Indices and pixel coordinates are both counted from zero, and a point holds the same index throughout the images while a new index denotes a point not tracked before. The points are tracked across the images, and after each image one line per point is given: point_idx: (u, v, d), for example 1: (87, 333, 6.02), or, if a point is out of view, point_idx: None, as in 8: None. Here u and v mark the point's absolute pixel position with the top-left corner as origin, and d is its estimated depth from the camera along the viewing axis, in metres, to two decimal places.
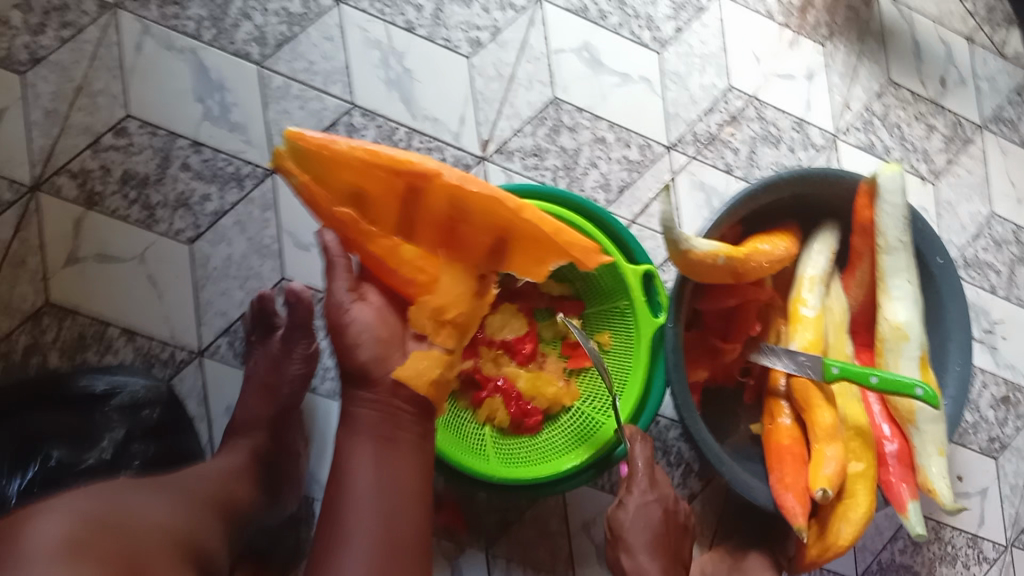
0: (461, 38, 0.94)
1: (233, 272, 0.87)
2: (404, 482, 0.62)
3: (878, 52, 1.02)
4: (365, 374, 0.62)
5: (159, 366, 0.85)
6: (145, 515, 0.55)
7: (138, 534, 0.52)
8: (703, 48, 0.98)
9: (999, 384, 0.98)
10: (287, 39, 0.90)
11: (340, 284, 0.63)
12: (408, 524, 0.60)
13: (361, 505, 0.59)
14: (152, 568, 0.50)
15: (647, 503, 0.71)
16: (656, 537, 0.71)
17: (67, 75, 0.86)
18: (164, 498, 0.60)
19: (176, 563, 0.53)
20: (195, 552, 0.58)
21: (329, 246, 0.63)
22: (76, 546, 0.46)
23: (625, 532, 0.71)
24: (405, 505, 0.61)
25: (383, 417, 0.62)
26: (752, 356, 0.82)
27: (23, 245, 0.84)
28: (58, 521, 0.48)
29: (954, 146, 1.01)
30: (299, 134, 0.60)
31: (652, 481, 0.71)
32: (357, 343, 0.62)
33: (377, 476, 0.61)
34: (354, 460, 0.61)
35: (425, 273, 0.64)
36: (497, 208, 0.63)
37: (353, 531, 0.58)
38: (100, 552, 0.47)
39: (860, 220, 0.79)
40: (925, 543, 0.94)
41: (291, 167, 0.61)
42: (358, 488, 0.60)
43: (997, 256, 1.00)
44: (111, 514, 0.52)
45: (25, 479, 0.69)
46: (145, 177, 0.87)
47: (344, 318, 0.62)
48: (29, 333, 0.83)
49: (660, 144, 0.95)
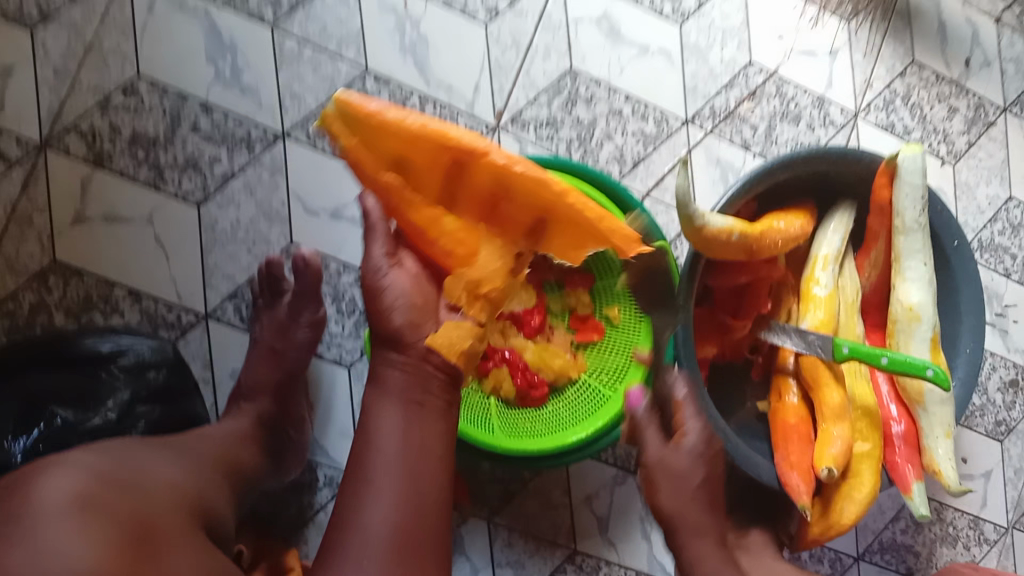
0: (478, 6, 0.92)
1: (241, 236, 0.86)
2: (431, 446, 0.58)
3: (904, 32, 0.99)
4: (398, 338, 0.59)
5: (164, 328, 0.84)
6: (151, 475, 0.55)
7: (145, 494, 0.51)
8: (724, 22, 0.96)
9: (1008, 367, 0.97)
10: (302, 2, 0.89)
11: (378, 251, 0.62)
12: (435, 490, 0.56)
13: (386, 465, 0.55)
14: (162, 526, 0.49)
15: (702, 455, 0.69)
16: (709, 487, 0.70)
17: (77, 32, 0.85)
18: (171, 459, 0.61)
19: (183, 521, 0.53)
20: (204, 511, 0.58)
21: (369, 211, 0.62)
22: (88, 503, 0.46)
23: (682, 477, 0.69)
24: (432, 472, 0.57)
25: (416, 377, 0.58)
26: (761, 334, 0.82)
27: (30, 203, 0.84)
28: (67, 477, 0.47)
29: (976, 128, 1.00)
30: (346, 94, 0.59)
31: (705, 434, 0.70)
32: (390, 309, 0.60)
33: (405, 436, 0.57)
34: (381, 419, 0.57)
35: (464, 246, 0.62)
36: (544, 188, 0.60)
37: (377, 492, 0.54)
38: (111, 509, 0.47)
39: (878, 200, 0.78)
40: (927, 524, 0.93)
41: (336, 125, 0.59)
42: (383, 447, 0.56)
43: (1013, 240, 0.99)
44: (120, 472, 0.52)
45: (30, 438, 0.69)
46: (154, 138, 0.86)
47: (379, 283, 0.61)
48: (36, 291, 0.83)
49: (676, 118, 0.94)
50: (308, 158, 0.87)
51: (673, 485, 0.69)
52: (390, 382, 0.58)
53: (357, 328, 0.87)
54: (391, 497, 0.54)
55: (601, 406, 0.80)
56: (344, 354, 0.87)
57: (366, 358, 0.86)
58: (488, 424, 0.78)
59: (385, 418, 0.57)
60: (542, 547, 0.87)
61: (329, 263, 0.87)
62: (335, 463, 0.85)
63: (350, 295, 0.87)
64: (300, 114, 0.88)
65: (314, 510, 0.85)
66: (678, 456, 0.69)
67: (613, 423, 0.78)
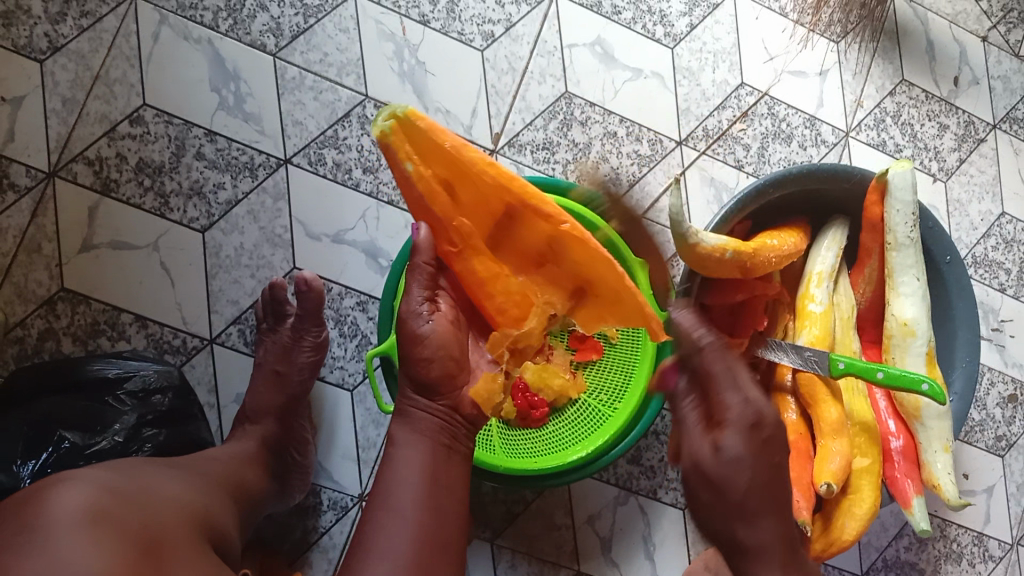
0: (475, 32, 0.94)
1: (245, 260, 0.88)
2: (453, 481, 0.61)
3: (892, 51, 1.01)
4: (432, 386, 0.62)
5: (170, 354, 0.86)
6: (161, 491, 0.56)
7: (154, 507, 0.53)
8: (715, 44, 0.98)
9: (1006, 382, 0.98)
10: (302, 31, 0.91)
11: (418, 292, 0.62)
12: (452, 521, 0.59)
13: (409, 494, 0.58)
14: (170, 537, 0.51)
15: (754, 453, 0.49)
16: (770, 494, 0.49)
17: (85, 63, 0.87)
18: (178, 476, 0.62)
19: (192, 534, 0.54)
20: (211, 526, 0.59)
21: (420, 244, 0.62)
22: (98, 515, 0.47)
23: (722, 487, 0.49)
24: (451, 503, 0.59)
25: (442, 421, 0.63)
26: (758, 351, 0.81)
27: (38, 231, 0.85)
28: (78, 489, 0.49)
29: (967, 145, 1.01)
30: (424, 119, 0.59)
31: (751, 416, 0.49)
32: (426, 361, 0.61)
33: (428, 469, 0.60)
34: (406, 453, 0.60)
35: (514, 306, 0.69)
36: (593, 256, 0.64)
37: (396, 515, 0.56)
38: (121, 521, 0.48)
39: (869, 217, 0.80)
40: (930, 540, 0.94)
41: (403, 147, 0.59)
42: (406, 477, 0.59)
43: (1007, 255, 1.00)
44: (129, 486, 0.54)
45: (40, 461, 0.71)
46: (160, 166, 0.88)
47: (417, 331, 0.61)
48: (44, 317, 0.85)
49: (671, 139, 0.95)
50: (309, 184, 0.89)
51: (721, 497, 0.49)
52: (412, 422, 0.62)
53: (359, 351, 0.88)
54: (412, 525, 0.56)
55: (603, 425, 0.81)
56: (346, 377, 0.88)
57: (368, 380, 0.88)
58: (491, 446, 0.81)
59: (411, 452, 0.60)
60: (546, 569, 0.88)
61: (330, 287, 0.88)
62: (339, 486, 0.86)
63: (352, 318, 0.88)
64: (302, 141, 0.90)
65: (317, 534, 0.86)
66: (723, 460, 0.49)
67: (612, 442, 0.79)
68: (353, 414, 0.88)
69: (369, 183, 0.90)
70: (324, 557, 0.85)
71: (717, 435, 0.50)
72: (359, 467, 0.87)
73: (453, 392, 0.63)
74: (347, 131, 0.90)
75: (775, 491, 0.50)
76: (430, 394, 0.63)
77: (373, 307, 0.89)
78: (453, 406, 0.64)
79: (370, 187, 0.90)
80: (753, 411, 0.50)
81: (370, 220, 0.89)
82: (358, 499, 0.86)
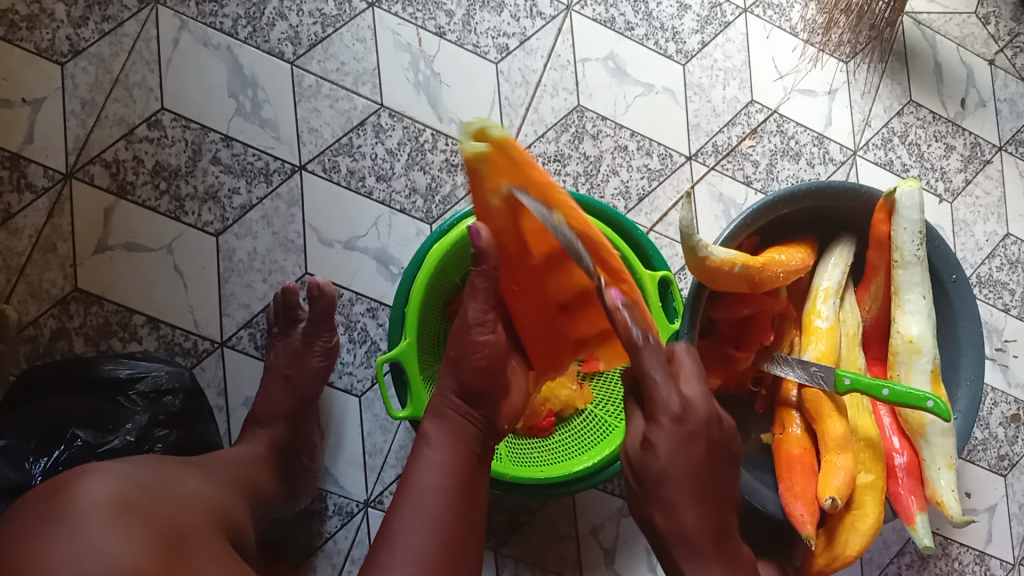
0: (490, 44, 0.95)
1: (257, 265, 0.89)
2: (475, 486, 0.61)
3: (900, 72, 1.02)
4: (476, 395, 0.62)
5: (181, 356, 0.87)
6: (182, 488, 0.59)
7: (175, 504, 0.56)
8: (726, 62, 0.99)
9: (1010, 403, 0.98)
10: (320, 40, 0.92)
11: (478, 304, 0.61)
12: (474, 526, 0.59)
13: (434, 496, 0.57)
14: (190, 532, 0.54)
15: (678, 444, 0.54)
16: (695, 484, 0.55)
17: (105, 67, 0.89)
18: (196, 474, 0.65)
19: (210, 531, 0.57)
20: (228, 523, 0.62)
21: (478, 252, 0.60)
22: (123, 504, 0.51)
23: (658, 479, 0.55)
24: (474, 509, 0.59)
25: (477, 430, 0.63)
26: (765, 366, 0.83)
27: (54, 231, 0.86)
28: (106, 483, 0.52)
29: (973, 166, 1.02)
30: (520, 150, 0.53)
31: (681, 409, 0.54)
32: (480, 370, 0.62)
33: (455, 472, 0.60)
34: (435, 455, 0.61)
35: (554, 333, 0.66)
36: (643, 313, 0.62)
37: (418, 516, 0.56)
38: (144, 511, 0.52)
39: (877, 234, 0.80)
40: (932, 558, 0.94)
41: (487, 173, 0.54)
42: (433, 477, 0.59)
43: (1011, 276, 1.01)
44: (153, 481, 0.57)
45: (51, 459, 0.73)
46: (176, 169, 0.89)
47: (473, 339, 0.61)
48: (57, 317, 0.85)
49: (680, 154, 0.96)
50: (324, 191, 0.90)
51: (650, 485, 0.55)
52: (446, 424, 0.62)
53: (368, 357, 0.89)
54: (435, 523, 0.56)
55: (609, 435, 0.81)
56: (355, 383, 0.89)
57: (377, 386, 0.88)
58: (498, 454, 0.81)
59: (439, 455, 0.60)
60: None
61: (341, 293, 0.89)
62: (345, 492, 0.87)
63: (362, 324, 0.89)
64: (317, 148, 0.91)
65: (322, 539, 0.86)
66: (657, 454, 0.54)
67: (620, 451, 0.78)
68: (361, 419, 0.88)
69: (382, 191, 0.91)
70: (329, 562, 0.86)
71: (651, 429, 0.55)
72: (365, 473, 0.87)
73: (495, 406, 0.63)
74: (362, 140, 0.91)
75: (701, 481, 0.55)
76: (476, 404, 0.63)
77: (383, 314, 0.90)
78: (489, 418, 0.64)
79: (383, 196, 0.91)
80: (682, 407, 0.54)
81: (382, 227, 0.90)
82: (364, 505, 0.87)
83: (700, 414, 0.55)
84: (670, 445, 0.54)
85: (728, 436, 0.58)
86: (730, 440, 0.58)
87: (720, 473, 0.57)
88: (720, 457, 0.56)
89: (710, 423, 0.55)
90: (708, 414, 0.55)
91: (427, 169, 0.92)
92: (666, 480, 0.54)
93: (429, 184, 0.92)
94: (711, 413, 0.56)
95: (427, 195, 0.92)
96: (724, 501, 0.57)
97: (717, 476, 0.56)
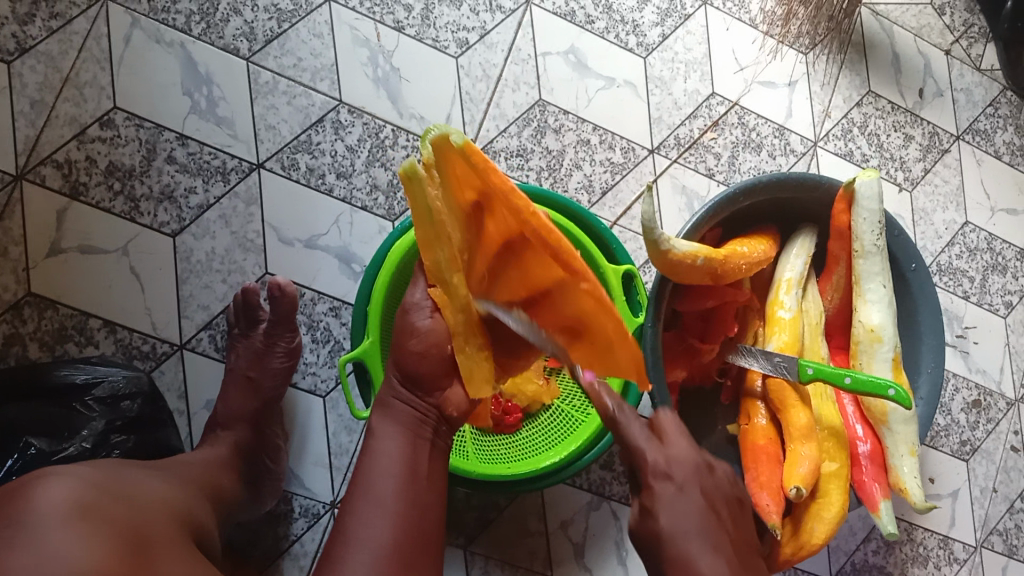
0: (449, 39, 0.94)
1: (216, 266, 0.87)
2: (433, 474, 0.63)
3: (859, 63, 1.03)
4: (419, 383, 0.63)
5: (140, 359, 0.85)
6: (142, 488, 0.59)
7: (135, 503, 0.55)
8: (686, 54, 0.99)
9: (970, 388, 1.00)
10: (276, 36, 0.91)
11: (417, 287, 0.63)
12: (433, 513, 0.61)
13: (390, 486, 0.60)
14: (153, 532, 0.54)
15: (682, 499, 0.53)
16: (707, 537, 0.51)
17: (54, 65, 0.86)
18: (159, 476, 0.64)
19: (173, 529, 0.57)
20: (192, 522, 0.61)
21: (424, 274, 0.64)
22: (83, 510, 0.50)
23: (667, 540, 0.51)
24: (431, 496, 0.61)
25: (426, 417, 0.64)
26: (730, 357, 0.82)
27: (5, 235, 0.84)
28: (66, 484, 0.51)
29: (931, 155, 1.03)
30: (475, 150, 0.52)
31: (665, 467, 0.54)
32: (419, 355, 0.62)
33: (407, 461, 0.62)
34: (386, 444, 0.62)
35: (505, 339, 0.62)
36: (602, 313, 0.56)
37: (377, 508, 0.58)
38: (104, 515, 0.51)
39: (837, 225, 0.81)
40: (897, 543, 0.95)
41: (440, 177, 0.55)
42: (386, 468, 0.61)
43: (970, 263, 1.02)
44: (114, 484, 0.56)
45: (4, 469, 0.70)
46: (131, 169, 0.87)
47: (414, 324, 0.62)
48: (10, 322, 0.83)
49: (643, 147, 0.96)
50: (284, 191, 0.89)
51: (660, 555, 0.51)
52: (393, 415, 0.64)
53: (331, 357, 0.88)
54: (391, 514, 0.58)
55: (572, 431, 0.81)
56: (319, 383, 0.88)
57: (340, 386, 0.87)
58: (465, 451, 0.81)
59: (391, 444, 0.62)
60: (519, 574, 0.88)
61: (303, 292, 0.88)
62: (311, 494, 0.86)
63: (325, 324, 0.88)
64: (275, 145, 0.89)
65: (288, 542, 0.85)
66: (657, 517, 0.52)
67: (583, 448, 0.78)
68: (325, 420, 0.87)
69: (342, 189, 0.90)
70: (296, 564, 0.84)
71: (647, 494, 0.54)
72: (331, 473, 0.86)
73: (439, 392, 0.64)
74: (321, 136, 0.90)
75: (713, 530, 0.52)
76: (417, 390, 0.64)
77: (346, 313, 0.89)
78: (440, 406, 0.64)
79: (344, 193, 0.90)
80: (665, 462, 0.55)
81: (343, 224, 0.89)
82: (330, 506, 0.86)
83: (686, 464, 0.55)
84: (667, 504, 0.52)
85: (725, 487, 0.56)
86: (730, 491, 0.56)
87: (729, 524, 0.53)
88: (720, 505, 0.54)
89: (698, 474, 0.55)
90: (693, 463, 0.55)
91: (388, 165, 0.91)
92: (673, 539, 0.51)
93: (391, 180, 0.91)
94: (697, 464, 0.55)
95: (388, 192, 0.91)
96: (746, 556, 0.52)
97: (725, 523, 0.53)
